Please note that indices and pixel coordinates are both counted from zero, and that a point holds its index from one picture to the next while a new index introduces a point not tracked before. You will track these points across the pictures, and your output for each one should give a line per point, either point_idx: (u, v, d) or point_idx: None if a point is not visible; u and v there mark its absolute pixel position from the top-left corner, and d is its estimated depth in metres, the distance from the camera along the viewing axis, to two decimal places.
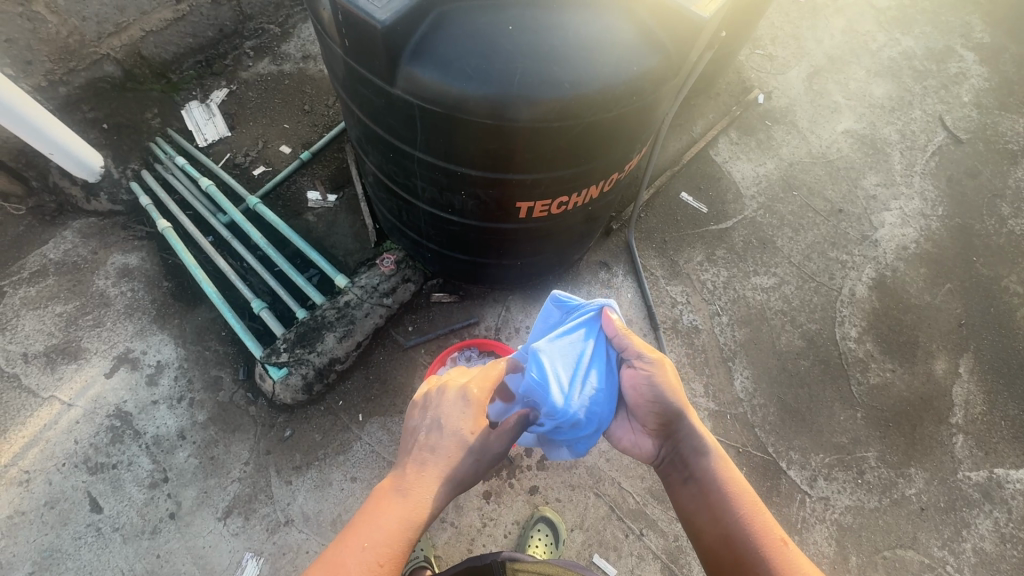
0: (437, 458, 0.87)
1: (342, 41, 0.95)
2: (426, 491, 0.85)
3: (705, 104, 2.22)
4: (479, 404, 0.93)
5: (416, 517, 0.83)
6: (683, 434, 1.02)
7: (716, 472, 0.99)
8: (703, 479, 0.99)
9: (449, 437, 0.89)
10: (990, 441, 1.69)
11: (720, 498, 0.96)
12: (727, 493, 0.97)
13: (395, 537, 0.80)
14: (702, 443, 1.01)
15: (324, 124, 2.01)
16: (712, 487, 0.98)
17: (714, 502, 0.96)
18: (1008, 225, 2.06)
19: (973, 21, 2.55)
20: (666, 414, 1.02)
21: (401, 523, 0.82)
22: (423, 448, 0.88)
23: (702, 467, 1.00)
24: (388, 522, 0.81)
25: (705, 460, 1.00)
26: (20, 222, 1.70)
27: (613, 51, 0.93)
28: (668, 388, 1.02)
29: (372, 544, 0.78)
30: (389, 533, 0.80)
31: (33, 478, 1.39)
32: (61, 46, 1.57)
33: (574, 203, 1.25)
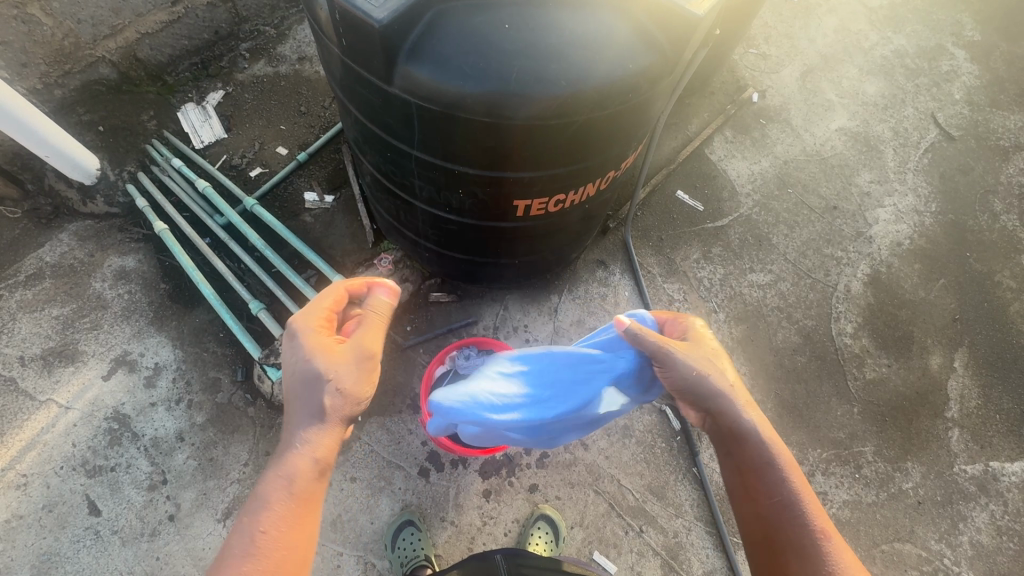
0: (301, 406, 0.88)
1: (339, 41, 0.95)
2: (299, 437, 0.86)
3: (700, 103, 2.23)
4: (313, 332, 0.92)
5: (296, 470, 0.84)
6: (722, 410, 0.94)
7: (763, 450, 0.92)
8: (746, 458, 0.93)
9: (298, 378, 0.90)
10: (985, 434, 1.70)
11: (763, 477, 0.90)
12: (771, 473, 0.90)
13: (283, 494, 0.82)
14: (747, 423, 0.93)
15: (320, 125, 2.01)
16: (755, 465, 0.92)
17: (754, 481, 0.91)
18: (1000, 221, 2.08)
19: (964, 19, 2.57)
20: (700, 398, 0.95)
21: (284, 481, 0.83)
22: (287, 404, 0.91)
23: (745, 445, 0.93)
24: (270, 485, 0.82)
25: (749, 437, 0.93)
26: (16, 225, 1.69)
27: (609, 50, 0.93)
28: (697, 372, 0.94)
29: (258, 510, 0.80)
30: (276, 492, 0.82)
31: (31, 482, 1.39)
32: (57, 49, 1.59)
33: (570, 201, 1.26)
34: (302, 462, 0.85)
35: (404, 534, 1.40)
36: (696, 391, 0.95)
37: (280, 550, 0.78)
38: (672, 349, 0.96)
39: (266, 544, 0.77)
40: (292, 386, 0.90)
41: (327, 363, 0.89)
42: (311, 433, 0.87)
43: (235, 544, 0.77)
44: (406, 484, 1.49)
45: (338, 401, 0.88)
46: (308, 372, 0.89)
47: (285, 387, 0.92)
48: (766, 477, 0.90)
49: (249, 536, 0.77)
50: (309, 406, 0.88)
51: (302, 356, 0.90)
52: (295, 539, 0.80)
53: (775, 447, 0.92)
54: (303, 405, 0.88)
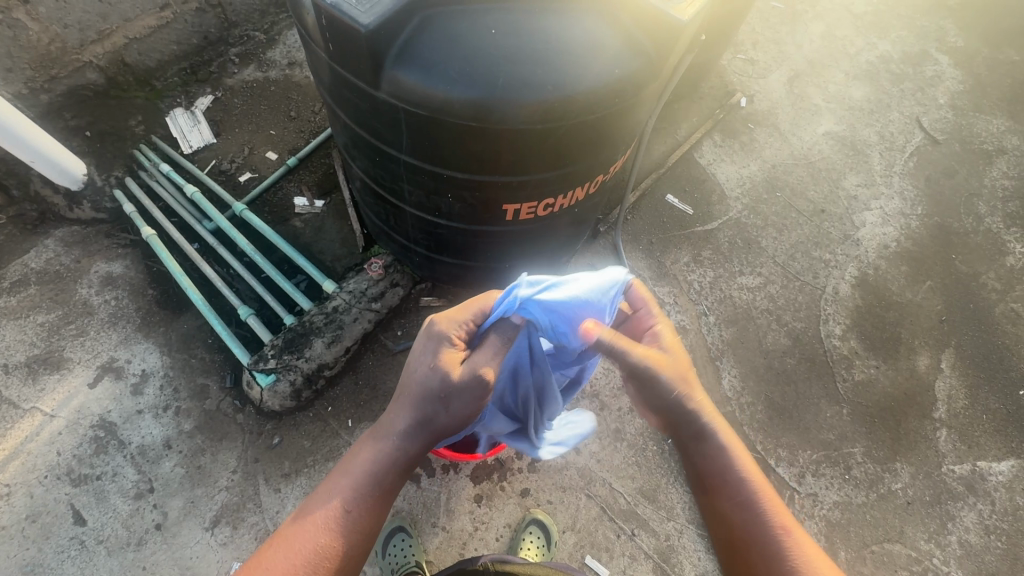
0: (403, 405, 0.86)
1: (326, 46, 0.95)
2: (391, 440, 0.86)
3: (689, 108, 2.25)
4: (450, 341, 0.85)
5: (377, 468, 0.86)
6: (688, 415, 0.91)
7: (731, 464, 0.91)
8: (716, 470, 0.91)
9: (421, 375, 0.84)
10: (972, 434, 1.72)
11: (734, 490, 0.89)
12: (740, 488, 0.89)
13: (365, 490, 0.85)
14: (715, 436, 0.92)
15: (310, 130, 2.01)
16: (725, 476, 0.91)
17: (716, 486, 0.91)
18: (985, 223, 2.11)
19: (947, 25, 2.62)
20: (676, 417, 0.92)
21: (368, 477, 0.86)
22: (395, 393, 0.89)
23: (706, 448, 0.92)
24: (355, 478, 0.85)
25: (714, 447, 0.92)
26: (1, 231, 1.67)
27: (594, 55, 0.94)
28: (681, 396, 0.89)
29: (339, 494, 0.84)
30: (355, 486, 0.85)
31: (14, 492, 1.37)
32: (43, 54, 1.57)
33: (559, 205, 1.26)
34: (388, 461, 0.86)
35: (394, 541, 1.40)
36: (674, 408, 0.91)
37: (346, 537, 0.82)
38: (658, 367, 0.87)
39: (337, 526, 0.82)
40: (406, 380, 0.86)
41: (451, 376, 0.82)
42: (398, 443, 0.86)
43: (314, 521, 0.82)
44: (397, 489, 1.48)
45: (440, 418, 0.85)
46: (430, 376, 0.83)
47: (399, 380, 0.88)
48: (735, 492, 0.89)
49: (330, 511, 0.83)
50: (412, 414, 0.85)
51: (429, 362, 0.84)
52: (359, 531, 0.84)
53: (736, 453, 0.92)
54: (407, 410, 0.85)
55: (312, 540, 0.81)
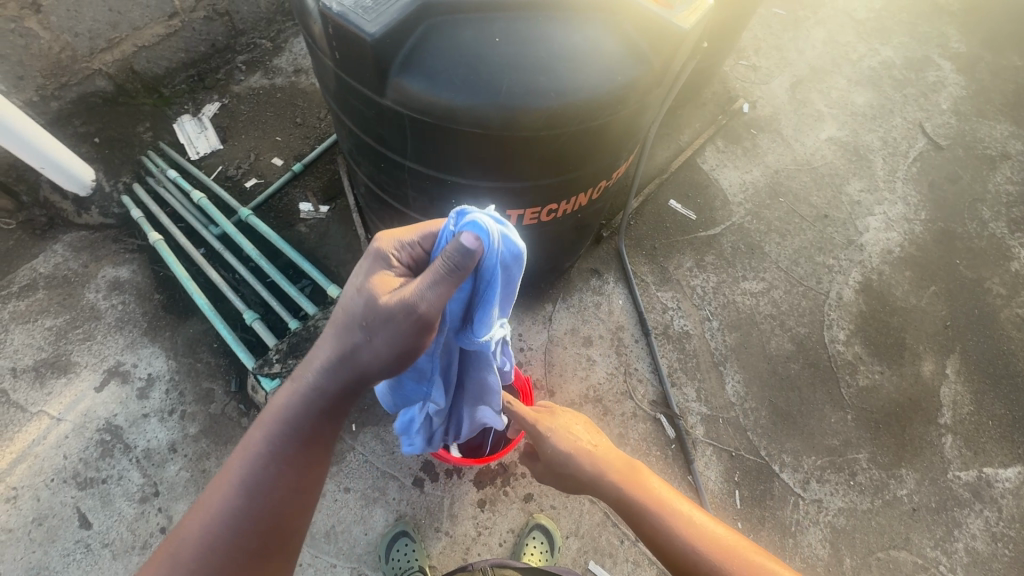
0: (325, 346, 0.77)
1: (332, 54, 0.96)
2: (309, 381, 0.77)
3: (692, 113, 2.26)
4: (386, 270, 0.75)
5: (296, 417, 0.78)
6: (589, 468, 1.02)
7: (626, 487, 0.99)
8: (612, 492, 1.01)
9: (350, 305, 0.74)
10: (978, 440, 1.71)
11: (637, 506, 0.96)
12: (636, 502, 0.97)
13: (286, 440, 0.78)
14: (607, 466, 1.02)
15: (315, 136, 2.02)
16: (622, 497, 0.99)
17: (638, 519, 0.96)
18: (989, 228, 2.11)
19: (949, 31, 2.62)
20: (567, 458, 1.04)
21: (289, 426, 0.78)
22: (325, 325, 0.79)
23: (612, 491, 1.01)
24: (275, 430, 0.78)
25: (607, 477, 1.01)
26: (10, 236, 1.69)
27: (598, 63, 0.95)
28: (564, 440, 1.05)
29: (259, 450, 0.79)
30: (277, 436, 0.78)
31: (21, 495, 1.38)
32: (54, 62, 1.61)
33: (563, 211, 1.27)
34: (307, 408, 0.78)
35: (397, 545, 1.40)
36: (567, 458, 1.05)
37: (272, 492, 0.78)
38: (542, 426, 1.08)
39: (262, 481, 0.78)
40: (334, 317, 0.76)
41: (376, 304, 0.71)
42: (314, 381, 0.77)
43: (236, 480, 0.78)
44: (400, 494, 1.48)
45: (364, 358, 0.74)
46: (354, 309, 0.73)
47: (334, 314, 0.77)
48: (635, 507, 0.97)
49: (252, 466, 0.78)
50: (334, 349, 0.75)
51: (358, 285, 0.74)
52: (286, 486, 0.79)
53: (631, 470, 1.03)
54: (330, 342, 0.76)
55: (234, 500, 0.77)
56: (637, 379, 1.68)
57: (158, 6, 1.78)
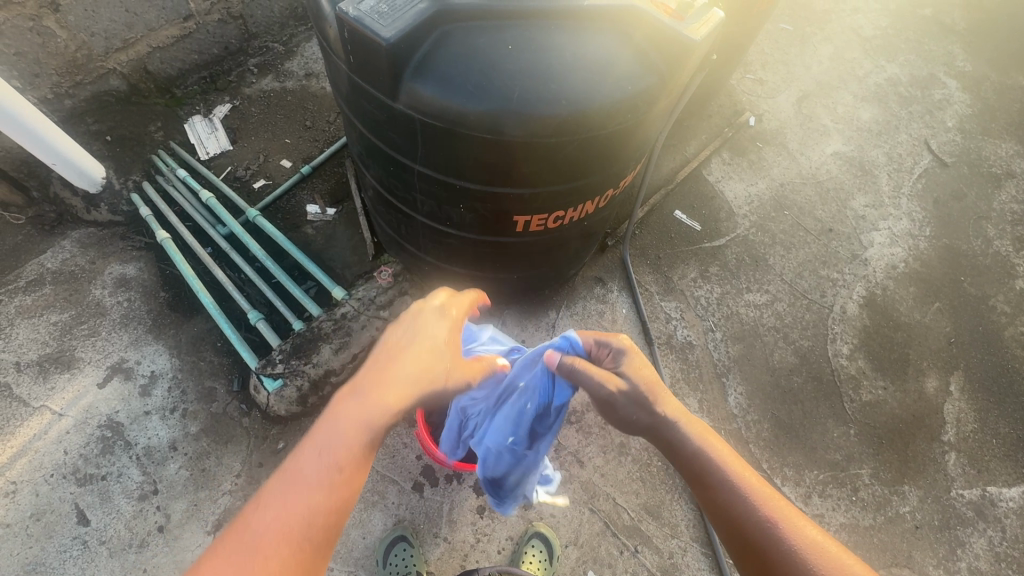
0: (402, 365, 0.89)
1: (347, 58, 0.98)
2: (389, 394, 0.85)
3: (698, 125, 2.28)
4: (452, 321, 0.98)
5: (371, 420, 0.82)
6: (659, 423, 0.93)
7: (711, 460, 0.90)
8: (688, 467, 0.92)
9: (419, 338, 0.93)
10: (982, 459, 1.70)
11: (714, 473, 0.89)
12: (718, 474, 0.89)
13: (357, 443, 0.80)
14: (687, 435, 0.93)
15: (325, 139, 2.04)
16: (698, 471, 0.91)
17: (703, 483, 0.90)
18: (994, 246, 2.11)
19: (955, 50, 2.64)
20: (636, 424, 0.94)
21: (361, 428, 0.82)
22: (388, 349, 0.93)
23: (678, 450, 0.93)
24: (345, 432, 0.81)
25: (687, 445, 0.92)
26: (20, 231, 1.71)
27: (608, 72, 0.96)
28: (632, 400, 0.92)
29: (329, 448, 0.79)
30: (349, 436, 0.81)
31: (20, 489, 1.37)
32: (69, 61, 1.63)
33: (569, 218, 1.27)
34: (379, 415, 0.84)
35: (396, 550, 1.39)
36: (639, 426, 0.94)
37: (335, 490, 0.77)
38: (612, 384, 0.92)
39: (328, 479, 0.77)
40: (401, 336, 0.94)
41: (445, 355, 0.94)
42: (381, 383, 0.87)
43: (306, 475, 0.77)
44: (400, 499, 1.47)
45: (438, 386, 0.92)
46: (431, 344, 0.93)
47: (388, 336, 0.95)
48: (720, 484, 0.88)
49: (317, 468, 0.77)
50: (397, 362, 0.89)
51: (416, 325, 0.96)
52: (351, 486, 0.79)
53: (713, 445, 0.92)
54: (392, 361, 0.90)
55: (305, 495, 0.75)
56: None
57: (174, 8, 1.81)
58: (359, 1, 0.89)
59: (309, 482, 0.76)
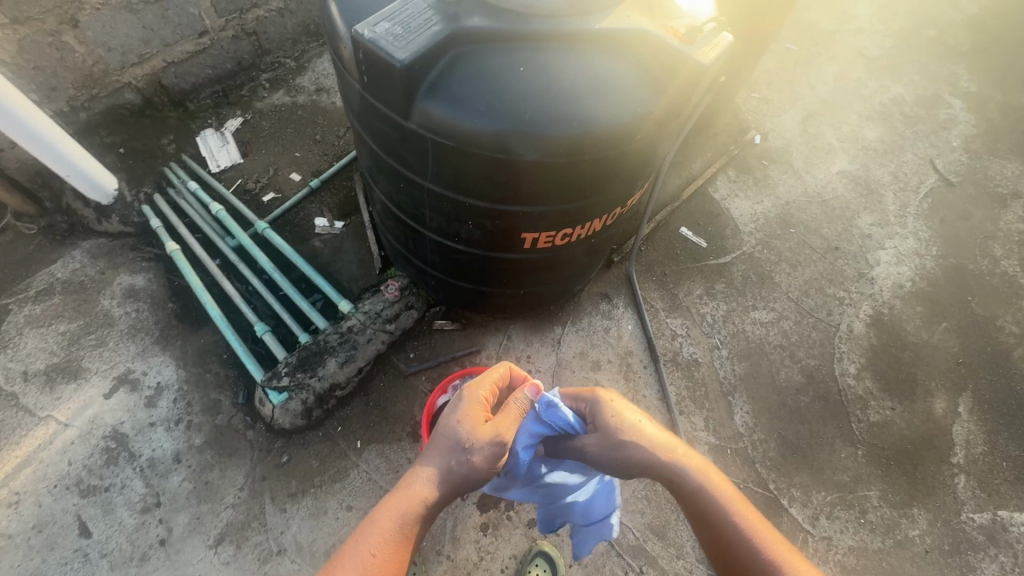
0: (429, 456, 0.92)
1: (360, 78, 0.99)
2: (419, 483, 0.89)
3: (704, 143, 2.29)
4: (473, 401, 0.98)
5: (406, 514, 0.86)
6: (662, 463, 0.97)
7: (713, 503, 0.94)
8: (691, 507, 0.96)
9: (445, 431, 0.94)
10: (992, 482, 1.68)
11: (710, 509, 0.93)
12: (719, 516, 0.92)
13: (390, 531, 0.84)
14: (690, 474, 0.96)
15: (334, 153, 2.06)
16: (699, 512, 0.95)
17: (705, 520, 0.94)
18: (1001, 266, 2.10)
19: (959, 71, 2.66)
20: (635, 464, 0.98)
21: (395, 517, 0.86)
22: (424, 448, 0.95)
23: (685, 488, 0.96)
24: (380, 520, 0.85)
25: (690, 485, 0.95)
26: (31, 241, 1.72)
27: (617, 94, 0.98)
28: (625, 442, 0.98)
29: (366, 537, 0.83)
30: (386, 524, 0.85)
31: (23, 500, 1.37)
32: (86, 75, 1.66)
33: (577, 235, 1.28)
34: (412, 506, 0.87)
35: None
36: (639, 465, 0.98)
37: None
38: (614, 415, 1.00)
39: (368, 574, 0.80)
40: (434, 438, 0.94)
41: (470, 437, 0.92)
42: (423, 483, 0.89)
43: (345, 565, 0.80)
44: None
45: (468, 472, 0.91)
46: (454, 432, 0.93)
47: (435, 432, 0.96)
48: (721, 523, 0.92)
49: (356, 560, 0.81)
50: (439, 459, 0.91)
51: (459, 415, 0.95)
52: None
53: (718, 488, 0.95)
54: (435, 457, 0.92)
55: None
56: (644, 406, 1.67)
57: (189, 25, 1.85)
58: (374, 24, 0.90)
59: (349, 570, 0.79)
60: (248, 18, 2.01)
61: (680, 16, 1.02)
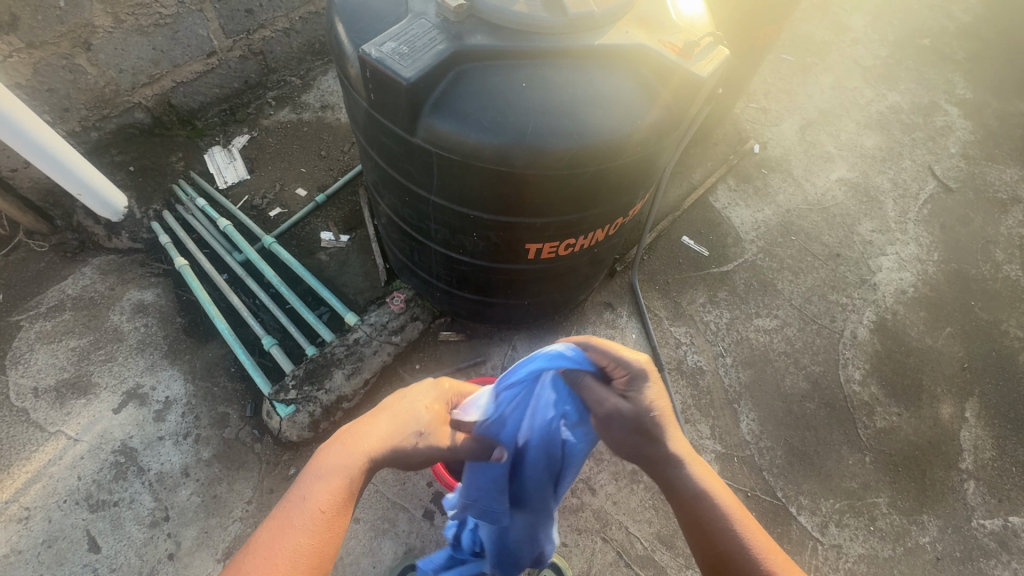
0: (385, 419, 0.83)
1: (367, 95, 1.02)
2: (372, 437, 0.81)
3: (704, 153, 2.32)
4: (438, 392, 0.92)
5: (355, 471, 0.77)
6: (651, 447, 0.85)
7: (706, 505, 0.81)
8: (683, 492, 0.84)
9: (403, 404, 0.86)
10: (1002, 487, 1.67)
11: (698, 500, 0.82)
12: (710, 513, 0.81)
13: (338, 488, 0.75)
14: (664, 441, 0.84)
15: (339, 168, 2.10)
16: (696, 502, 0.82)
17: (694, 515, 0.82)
18: (1003, 270, 2.11)
19: (956, 78, 2.69)
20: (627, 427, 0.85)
21: (344, 474, 0.76)
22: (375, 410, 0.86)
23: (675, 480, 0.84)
24: (326, 480, 0.75)
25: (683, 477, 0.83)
26: (43, 258, 1.75)
27: (617, 107, 1.00)
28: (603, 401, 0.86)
29: (313, 494, 0.74)
30: (327, 488, 0.75)
31: (33, 516, 1.38)
32: (98, 96, 1.71)
33: (580, 246, 1.30)
34: (359, 461, 0.78)
35: None
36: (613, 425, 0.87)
37: (319, 547, 0.70)
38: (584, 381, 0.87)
39: (310, 536, 0.71)
40: (390, 401, 0.87)
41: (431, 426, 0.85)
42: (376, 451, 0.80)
43: (287, 524, 0.71)
44: (410, 526, 1.46)
45: (419, 444, 0.83)
46: (417, 409, 0.86)
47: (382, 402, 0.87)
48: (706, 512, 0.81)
49: (306, 515, 0.72)
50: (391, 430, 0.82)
51: (423, 399, 0.88)
52: (332, 545, 0.71)
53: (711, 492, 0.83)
54: (387, 424, 0.83)
55: (289, 543, 0.69)
56: None
57: (198, 46, 1.89)
58: (380, 44, 0.93)
59: (294, 524, 0.71)
60: (255, 38, 2.05)
61: (678, 31, 1.04)
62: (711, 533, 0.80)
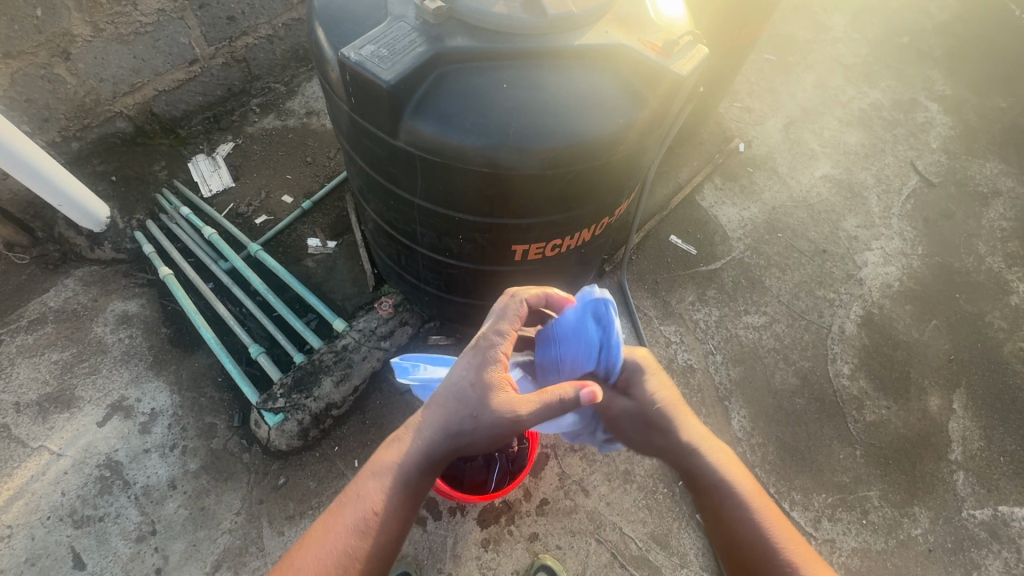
0: (431, 411, 0.90)
1: (348, 99, 1.01)
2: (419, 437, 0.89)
3: (690, 152, 2.33)
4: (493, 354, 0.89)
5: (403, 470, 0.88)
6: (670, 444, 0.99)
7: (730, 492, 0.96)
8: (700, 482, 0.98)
9: (454, 388, 0.88)
10: (991, 477, 1.68)
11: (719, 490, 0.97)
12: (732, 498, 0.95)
13: (392, 488, 0.87)
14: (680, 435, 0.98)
15: (325, 174, 2.09)
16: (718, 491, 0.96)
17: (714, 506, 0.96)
18: (986, 262, 2.14)
19: (935, 75, 2.73)
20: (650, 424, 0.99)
21: (389, 476, 0.88)
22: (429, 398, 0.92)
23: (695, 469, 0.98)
24: (378, 481, 0.88)
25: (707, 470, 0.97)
26: (23, 271, 1.72)
27: (599, 107, 1.00)
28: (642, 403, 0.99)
29: (365, 494, 0.87)
30: (377, 486, 0.88)
31: (15, 534, 1.35)
32: (78, 106, 1.69)
33: (567, 246, 1.30)
34: (409, 458, 0.89)
35: None
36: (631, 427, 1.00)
37: (377, 537, 0.85)
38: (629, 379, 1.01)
39: (367, 529, 0.85)
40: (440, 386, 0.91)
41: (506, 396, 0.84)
42: (422, 445, 0.89)
43: (343, 518, 0.86)
44: None
45: (471, 433, 0.87)
46: (467, 389, 0.87)
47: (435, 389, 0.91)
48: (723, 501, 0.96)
49: (359, 513, 0.86)
50: (440, 422, 0.88)
51: (470, 376, 0.88)
52: (389, 536, 0.86)
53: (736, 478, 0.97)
54: (437, 416, 0.89)
55: (343, 542, 0.83)
56: None
57: (180, 54, 1.88)
58: (360, 47, 0.93)
59: (347, 518, 0.86)
60: (237, 45, 2.05)
61: (658, 30, 1.05)
62: (729, 519, 0.95)
